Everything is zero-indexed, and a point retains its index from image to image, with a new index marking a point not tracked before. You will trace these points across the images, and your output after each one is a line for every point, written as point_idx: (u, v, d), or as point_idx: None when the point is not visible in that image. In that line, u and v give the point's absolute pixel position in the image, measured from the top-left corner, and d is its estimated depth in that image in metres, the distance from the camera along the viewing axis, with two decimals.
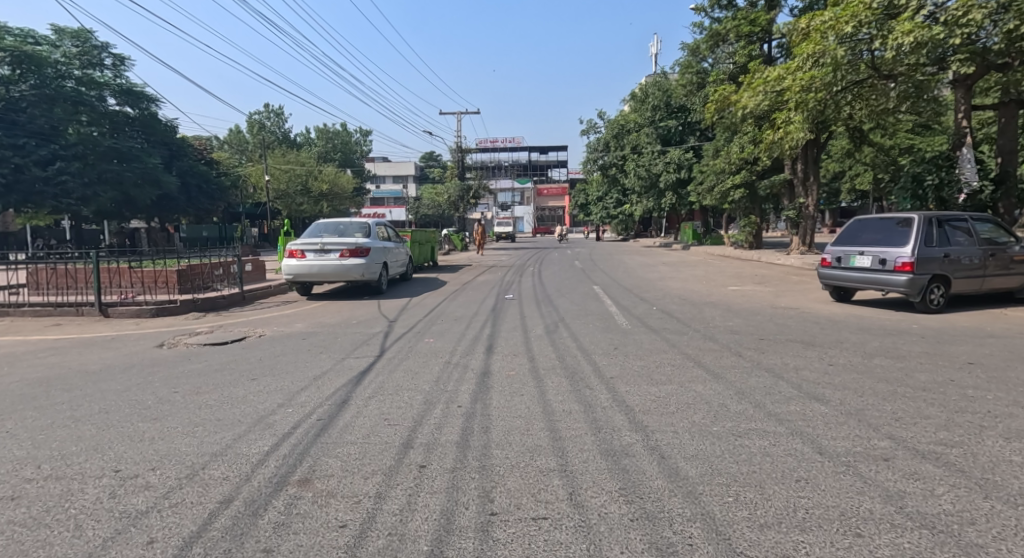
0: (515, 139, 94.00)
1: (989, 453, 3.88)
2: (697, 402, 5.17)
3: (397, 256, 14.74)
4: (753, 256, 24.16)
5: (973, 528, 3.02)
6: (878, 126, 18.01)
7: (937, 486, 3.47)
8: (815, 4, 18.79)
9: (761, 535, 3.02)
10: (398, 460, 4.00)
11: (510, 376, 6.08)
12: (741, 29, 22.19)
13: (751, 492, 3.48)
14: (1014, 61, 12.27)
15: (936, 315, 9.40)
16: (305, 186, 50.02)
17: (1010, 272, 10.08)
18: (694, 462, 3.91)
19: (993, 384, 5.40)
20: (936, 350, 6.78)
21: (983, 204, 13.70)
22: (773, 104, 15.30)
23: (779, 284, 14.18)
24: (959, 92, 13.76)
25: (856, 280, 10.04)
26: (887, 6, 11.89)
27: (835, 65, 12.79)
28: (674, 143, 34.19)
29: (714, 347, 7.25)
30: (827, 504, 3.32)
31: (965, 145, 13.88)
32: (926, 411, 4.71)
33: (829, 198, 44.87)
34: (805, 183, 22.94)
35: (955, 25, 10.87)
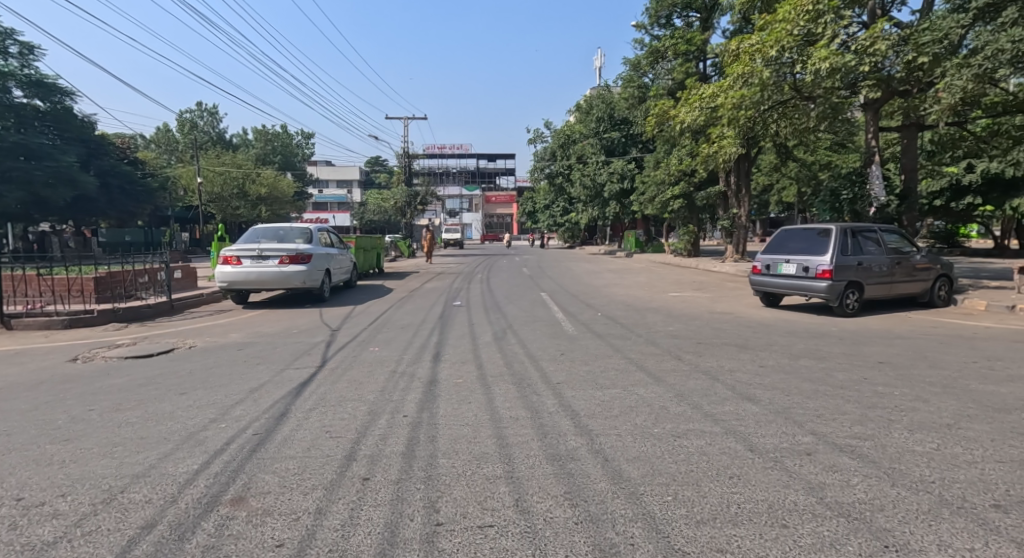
0: (462, 146, 94.12)
1: (897, 444, 4.22)
2: (638, 405, 5.38)
3: (340, 262, 14.56)
4: (691, 264, 25.03)
5: (883, 514, 3.29)
6: (802, 143, 18.96)
7: (852, 477, 3.76)
8: (746, 26, 19.62)
9: (697, 531, 3.21)
10: (341, 474, 4.02)
11: (458, 384, 6.15)
12: (679, 48, 23.09)
13: (689, 490, 3.68)
14: (914, 89, 13.29)
15: (854, 318, 10.03)
16: (241, 189, 48.48)
17: (914, 279, 10.89)
18: (636, 464, 4.09)
19: (900, 381, 5.86)
20: (853, 351, 7.27)
21: (889, 217, 14.59)
22: (708, 120, 15.91)
23: (715, 290, 14.81)
24: (868, 114, 14.57)
25: (783, 287, 10.58)
26: (806, 34, 12.70)
27: (762, 86, 13.36)
28: (617, 154, 35.03)
29: (655, 351, 7.54)
30: (756, 498, 3.55)
31: (874, 163, 14.74)
32: (844, 407, 5.06)
33: (760, 210, 46.87)
34: (738, 195, 23.85)
35: (865, 53, 11.95)
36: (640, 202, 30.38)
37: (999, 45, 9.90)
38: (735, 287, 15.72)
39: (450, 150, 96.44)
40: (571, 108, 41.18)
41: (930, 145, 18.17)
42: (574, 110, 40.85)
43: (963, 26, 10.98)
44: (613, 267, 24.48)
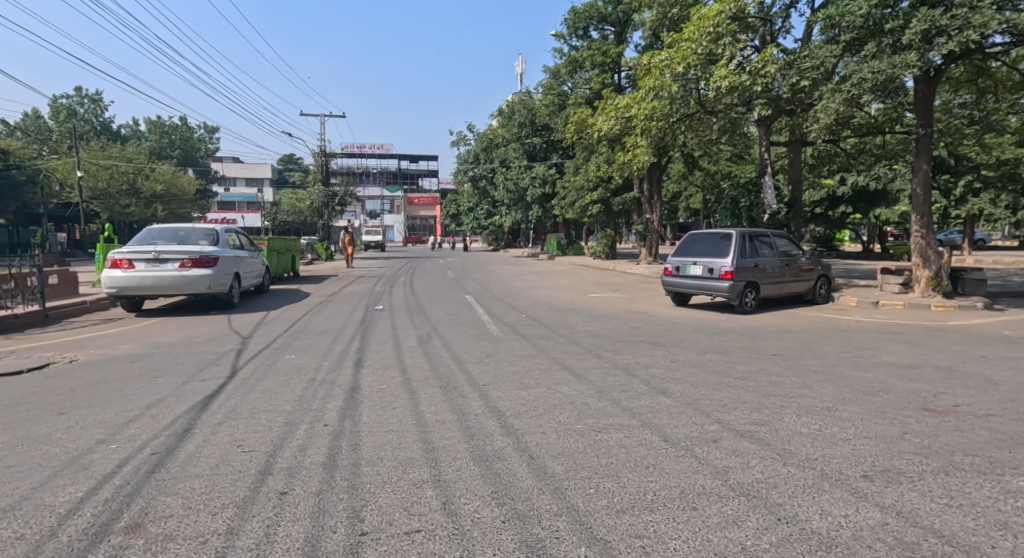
0: (384, 146, 92.74)
1: (788, 427, 4.66)
2: (562, 402, 5.63)
3: (250, 265, 14.10)
4: (608, 266, 25.82)
5: (777, 490, 3.66)
6: (707, 154, 20.08)
7: (751, 459, 4.13)
8: (657, 41, 20.54)
9: (617, 520, 3.44)
10: (256, 490, 3.97)
11: (381, 389, 6.20)
12: (595, 59, 23.85)
13: (609, 482, 3.93)
14: (799, 109, 14.49)
15: (754, 315, 10.78)
16: (132, 185, 45.35)
17: (801, 279, 11.88)
18: (560, 460, 4.31)
19: (792, 370, 6.44)
20: (752, 345, 7.87)
21: (780, 223, 15.70)
22: (623, 129, 16.63)
23: (631, 291, 15.46)
24: (760, 129, 15.65)
25: (690, 287, 11.23)
26: (709, 53, 13.45)
27: (671, 99, 14.04)
28: (539, 159, 35.89)
29: (576, 349, 7.86)
30: (670, 484, 3.85)
31: (766, 174, 15.83)
32: (744, 396, 5.50)
33: (671, 214, 49.10)
34: (650, 201, 24.97)
35: (758, 74, 12.98)
36: (561, 206, 31.06)
37: (862, 75, 10.85)
38: (648, 287, 16.49)
39: (370, 150, 94.46)
40: (494, 112, 41.64)
41: (813, 160, 19.67)
42: (496, 114, 41.31)
43: (835, 55, 11.78)
44: (536, 269, 24.98)
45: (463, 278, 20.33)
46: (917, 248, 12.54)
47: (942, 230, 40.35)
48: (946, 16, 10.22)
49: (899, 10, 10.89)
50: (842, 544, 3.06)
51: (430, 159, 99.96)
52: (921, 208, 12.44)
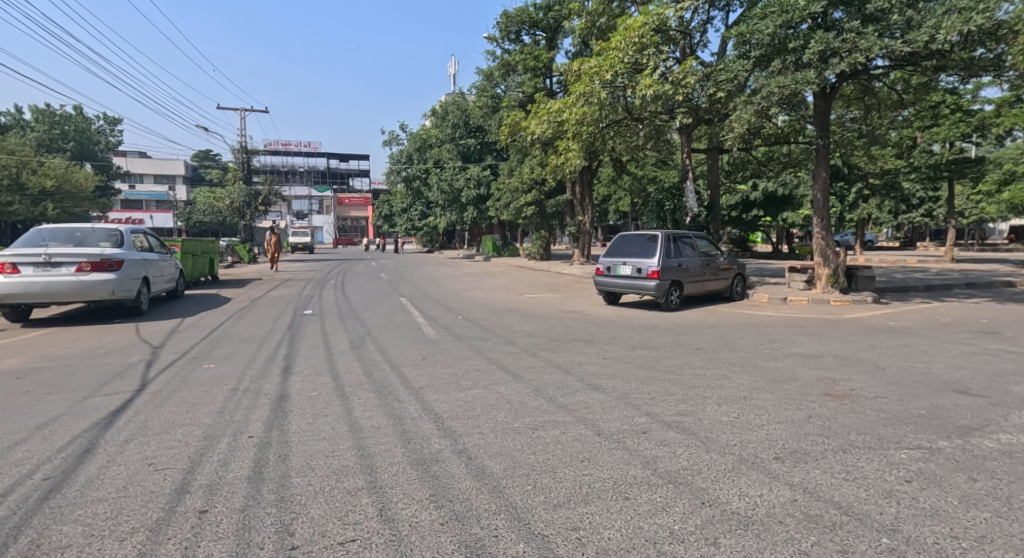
0: (313, 145, 90.44)
1: (710, 417, 4.95)
2: (499, 402, 5.75)
3: (161, 269, 13.47)
4: (544, 267, 26.19)
5: (701, 476, 3.90)
6: (635, 159, 20.78)
7: (677, 448, 4.37)
8: (587, 48, 20.99)
9: (554, 514, 3.57)
10: (172, 510, 3.80)
11: (312, 397, 6.11)
12: (528, 63, 24.15)
13: (546, 478, 4.07)
14: (716, 118, 15.24)
15: (679, 312, 11.26)
16: (17, 182, 38.47)
17: (720, 277, 12.52)
18: (498, 459, 4.42)
19: (713, 362, 6.82)
20: (678, 340, 8.25)
21: (700, 225, 16.43)
22: (555, 132, 17.05)
23: (565, 291, 15.82)
24: (682, 137, 16.38)
25: (620, 286, 11.61)
26: (635, 63, 13.97)
27: (600, 105, 14.45)
28: (474, 160, 36.08)
29: (513, 349, 8.01)
30: (603, 476, 4.03)
31: (689, 179, 16.52)
32: (670, 389, 5.79)
33: (603, 217, 50.25)
34: (582, 203, 25.58)
35: (678, 85, 13.43)
36: (495, 208, 31.32)
37: (771, 89, 11.62)
38: (580, 287, 16.91)
39: (296, 148, 91.49)
40: (427, 112, 41.53)
41: (728, 167, 20.74)
42: (429, 115, 41.24)
43: (746, 70, 12.49)
44: (473, 271, 25.05)
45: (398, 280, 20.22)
46: (817, 249, 13.42)
47: (838, 231, 43.68)
48: (838, 38, 11.23)
49: (799, 31, 11.81)
50: (758, 521, 3.32)
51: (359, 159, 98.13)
52: (821, 212, 13.31)
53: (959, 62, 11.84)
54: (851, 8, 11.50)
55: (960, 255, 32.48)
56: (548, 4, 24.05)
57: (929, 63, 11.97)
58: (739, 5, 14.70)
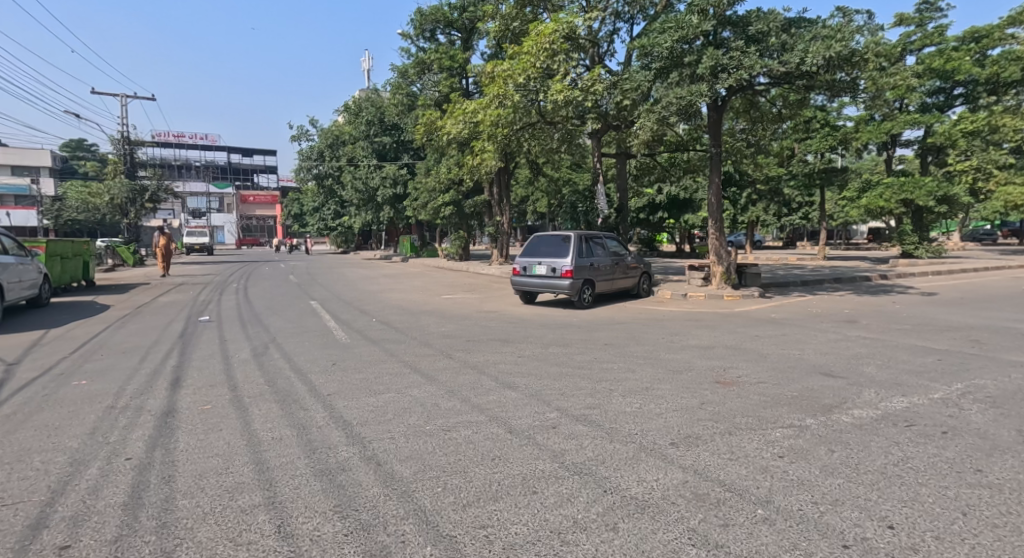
0: (212, 138, 85.71)
1: (615, 408, 5.20)
2: (411, 405, 5.71)
3: (17, 274, 12.33)
4: (463, 267, 26.20)
5: (605, 466, 4.08)
6: (551, 162, 21.21)
7: (584, 440, 4.56)
8: (501, 51, 21.21)
9: (462, 515, 3.59)
10: (28, 548, 3.41)
11: (205, 410, 5.74)
12: (444, 62, 24.17)
13: (456, 478, 4.08)
14: (624, 125, 15.82)
15: (591, 310, 11.65)
16: None
17: (629, 275, 13.08)
18: (408, 463, 4.37)
19: (622, 356, 7.14)
20: (589, 336, 8.55)
21: (610, 226, 17.03)
22: (470, 133, 17.09)
23: (483, 291, 15.97)
24: (593, 140, 16.86)
25: (536, 286, 11.86)
26: (546, 68, 14.25)
27: (514, 108, 14.67)
28: (389, 159, 35.29)
29: (427, 351, 8.00)
30: (513, 473, 4.11)
31: (600, 182, 17.04)
32: (579, 383, 6.02)
33: (522, 219, 50.31)
34: (500, 204, 25.79)
35: (588, 91, 13.84)
36: (413, 208, 30.96)
37: (672, 99, 12.23)
38: (498, 287, 17.14)
39: (190, 141, 85.90)
40: (338, 108, 40.68)
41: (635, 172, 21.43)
42: (342, 111, 40.47)
43: (649, 80, 12.88)
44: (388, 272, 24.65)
45: (308, 283, 19.57)
46: (712, 248, 14.29)
47: (729, 232, 46.59)
48: (726, 56, 12.08)
49: (694, 47, 12.60)
50: (654, 504, 3.54)
51: (263, 153, 94.01)
52: (716, 216, 14.13)
53: (824, 84, 12.72)
54: (737, 29, 12.53)
55: (837, 254, 35.58)
56: (463, 5, 24.15)
57: (801, 83, 12.87)
58: (642, 20, 15.41)
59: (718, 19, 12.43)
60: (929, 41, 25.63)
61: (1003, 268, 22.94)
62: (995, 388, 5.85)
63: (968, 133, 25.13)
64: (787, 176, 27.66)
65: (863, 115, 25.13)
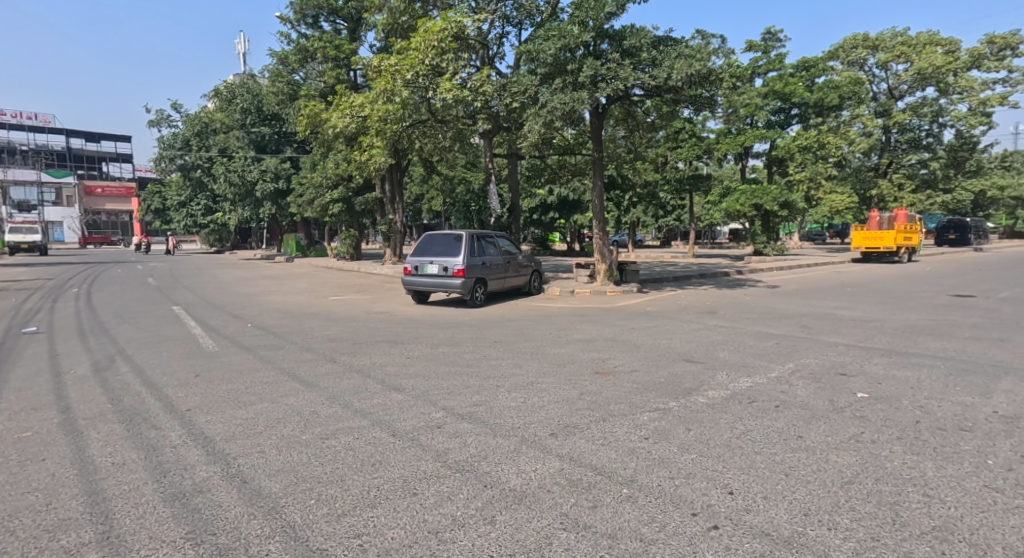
0: (48, 120, 76.25)
1: (499, 404, 5.35)
2: (287, 415, 5.34)
3: None
4: (353, 267, 25.56)
5: (485, 465, 4.11)
6: (444, 160, 21.18)
7: (468, 437, 4.61)
8: (390, 46, 20.92)
9: (335, 526, 3.43)
10: None
11: (23, 438, 4.89)
12: (328, 52, 23.43)
13: (331, 488, 3.88)
14: (514, 127, 16.14)
15: (483, 308, 11.80)
16: None
17: (521, 273, 13.37)
18: (277, 477, 4.07)
19: (510, 353, 7.32)
20: (478, 335, 8.67)
21: (503, 226, 17.30)
22: (358, 127, 16.68)
23: (372, 292, 15.69)
24: (486, 140, 17.04)
25: (427, 285, 11.82)
26: (435, 66, 14.20)
27: (403, 104, 14.52)
28: (269, 151, 34.09)
29: (308, 357, 7.68)
30: (393, 476, 4.02)
31: (492, 182, 17.27)
32: (467, 382, 6.11)
33: (416, 217, 49.31)
34: (392, 203, 25.37)
35: (478, 91, 14.01)
36: (298, 204, 29.65)
37: (554, 105, 12.60)
38: (390, 287, 16.94)
39: (16, 121, 75.06)
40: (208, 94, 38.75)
41: (525, 173, 21.99)
42: (212, 97, 38.56)
43: (535, 85, 13.29)
44: (268, 273, 23.37)
45: (173, 287, 18.06)
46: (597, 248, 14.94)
47: (615, 233, 48.87)
48: (604, 66, 12.68)
49: (575, 56, 13.09)
50: (531, 495, 3.67)
51: (111, 138, 84.68)
52: (599, 216, 14.77)
53: (688, 98, 13.70)
54: (614, 42, 13.13)
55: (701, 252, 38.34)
56: None
57: (669, 96, 13.70)
58: (530, 26, 15.78)
59: (597, 31, 12.98)
60: (772, 67, 28.17)
61: (835, 263, 26.05)
62: (819, 365, 6.69)
63: (801, 147, 28.26)
64: (661, 182, 29.04)
65: (723, 126, 26.94)
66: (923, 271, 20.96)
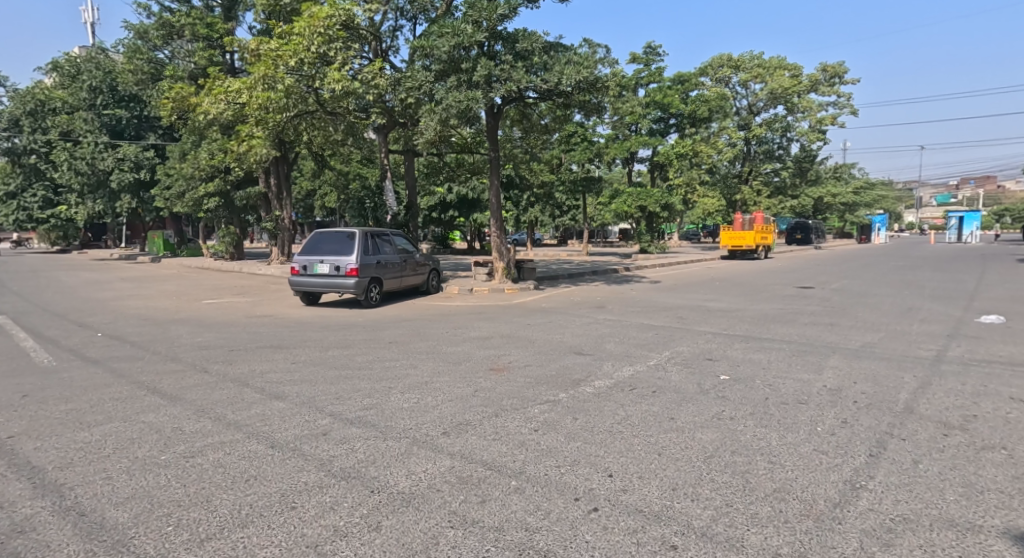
0: None
1: (392, 406, 5.30)
2: (143, 434, 4.79)
3: None
4: (234, 267, 24.25)
5: (372, 472, 4.00)
6: (334, 154, 20.60)
7: (356, 443, 4.50)
8: (272, 29, 20.06)
9: (196, 553, 3.12)
10: None
11: None
12: (198, 29, 21.97)
13: (195, 511, 3.54)
14: (411, 123, 16.00)
15: (378, 309, 11.59)
16: None
17: (418, 273, 13.29)
18: (126, 506, 3.61)
19: (403, 354, 7.25)
20: (371, 336, 8.49)
21: (400, 224, 17.12)
22: (235, 114, 15.79)
23: (254, 294, 14.89)
24: (381, 136, 16.78)
25: (317, 286, 11.43)
26: (322, 54, 13.74)
27: (286, 92, 13.90)
28: (127, 137, 31.43)
29: (174, 368, 7.06)
30: (267, 492, 3.76)
31: (388, 178, 16.97)
32: (358, 385, 6.00)
33: (307, 214, 48.09)
34: (279, 198, 24.30)
35: (369, 84, 13.80)
36: (166, 198, 27.79)
37: (450, 103, 12.62)
38: (274, 289, 16.20)
39: None
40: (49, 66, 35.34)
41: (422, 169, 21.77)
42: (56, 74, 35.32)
43: (430, 81, 13.22)
44: (128, 275, 21.40)
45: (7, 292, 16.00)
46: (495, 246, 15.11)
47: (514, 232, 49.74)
48: (497, 67, 12.85)
49: (470, 55, 13.15)
50: (419, 496, 3.66)
51: None
52: (497, 216, 14.94)
53: (579, 104, 14.24)
54: (507, 44, 13.33)
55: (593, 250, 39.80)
56: None
57: (561, 100, 14.12)
58: (424, 21, 15.74)
59: (490, 32, 13.12)
60: (654, 79, 29.64)
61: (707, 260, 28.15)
62: (691, 351, 7.18)
63: (678, 155, 29.75)
64: (557, 183, 29.54)
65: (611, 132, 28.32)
66: (780, 266, 23.06)
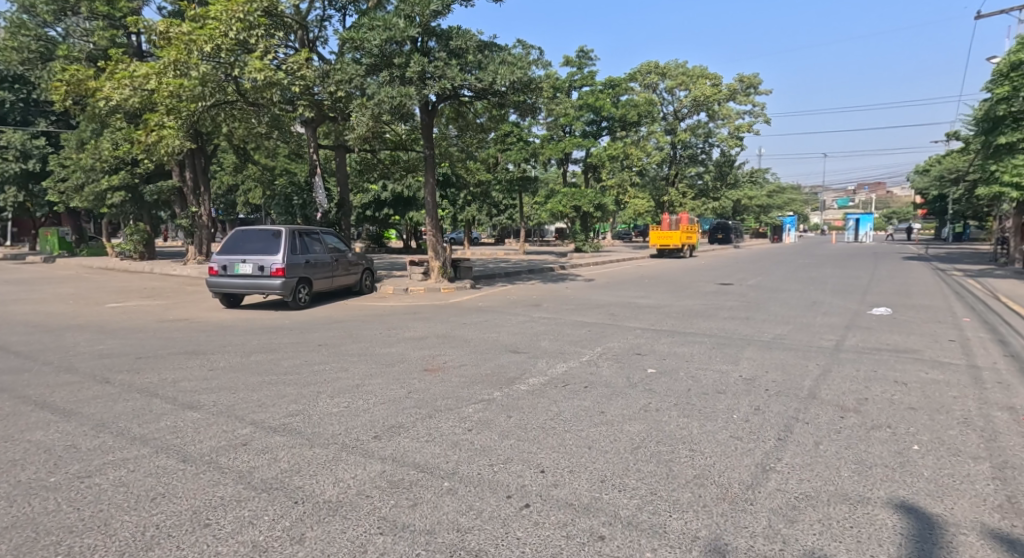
0: None
1: (319, 411, 5.17)
2: (32, 454, 4.42)
3: None
4: (146, 267, 22.99)
5: (294, 482, 3.87)
6: (255, 147, 19.81)
7: (279, 452, 4.35)
8: (183, 10, 19.08)
9: None
10: None
11: None
12: (98, 7, 20.56)
13: (92, 535, 3.29)
14: (341, 118, 15.65)
15: (307, 310, 11.26)
16: None
17: (351, 272, 13.02)
18: (8, 536, 3.30)
19: (331, 357, 7.07)
20: (299, 340, 8.24)
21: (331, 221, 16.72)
22: (144, 104, 14.86)
23: (169, 297, 14.14)
24: (309, 129, 16.34)
25: (240, 287, 10.97)
26: (241, 40, 13.21)
27: (202, 80, 13.27)
28: (11, 121, 29.05)
29: (72, 379, 6.56)
30: (174, 510, 3.55)
31: (317, 174, 16.47)
32: (283, 391, 5.81)
33: (229, 210, 46.04)
34: (197, 192, 23.16)
35: (296, 75, 13.43)
36: (63, 190, 26.13)
37: (382, 99, 12.41)
38: (190, 291, 15.43)
39: None
40: None
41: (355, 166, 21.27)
42: None
43: (360, 75, 12.95)
44: (21, 276, 19.83)
45: None
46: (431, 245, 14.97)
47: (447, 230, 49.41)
48: (430, 64, 12.74)
49: (402, 50, 12.98)
50: (346, 503, 3.57)
51: None
52: (433, 214, 14.82)
53: (513, 104, 14.29)
54: (440, 41, 13.25)
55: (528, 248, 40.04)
56: None
57: (495, 100, 14.12)
58: (354, 13, 15.42)
59: (423, 28, 13.00)
60: (586, 82, 30.15)
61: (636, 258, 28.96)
62: (620, 347, 7.34)
63: (610, 156, 30.38)
64: (493, 182, 29.48)
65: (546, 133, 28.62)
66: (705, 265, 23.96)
